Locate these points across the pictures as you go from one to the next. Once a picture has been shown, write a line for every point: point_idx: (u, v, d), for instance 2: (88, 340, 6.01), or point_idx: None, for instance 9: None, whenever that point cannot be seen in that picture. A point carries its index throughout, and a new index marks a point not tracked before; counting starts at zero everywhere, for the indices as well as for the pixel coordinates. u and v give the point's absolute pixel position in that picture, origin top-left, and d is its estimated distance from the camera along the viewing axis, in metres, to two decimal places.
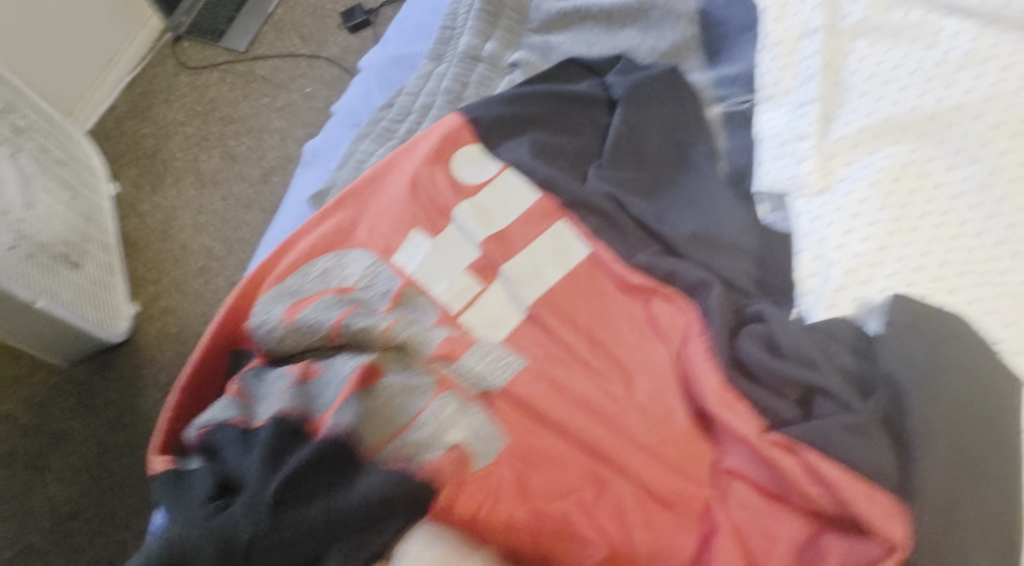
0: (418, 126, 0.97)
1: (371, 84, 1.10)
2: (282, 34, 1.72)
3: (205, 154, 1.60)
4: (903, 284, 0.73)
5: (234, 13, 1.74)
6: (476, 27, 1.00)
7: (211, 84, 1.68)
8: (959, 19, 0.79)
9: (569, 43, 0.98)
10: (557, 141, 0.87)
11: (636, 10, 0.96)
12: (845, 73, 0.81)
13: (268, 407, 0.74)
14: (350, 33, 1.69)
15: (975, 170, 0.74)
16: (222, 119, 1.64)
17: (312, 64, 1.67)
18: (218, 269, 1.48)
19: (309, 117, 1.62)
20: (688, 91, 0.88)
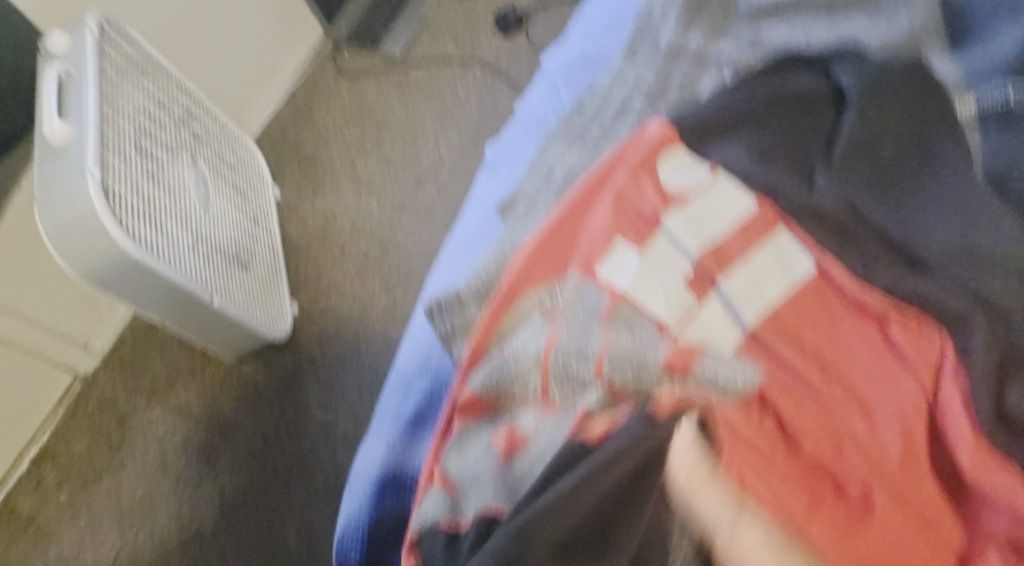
0: (614, 129, 0.92)
1: (558, 86, 1.05)
2: (436, 39, 1.79)
3: (361, 159, 1.66)
4: None
5: (390, 16, 1.78)
6: (678, 17, 0.92)
7: (368, 89, 1.73)
8: None
9: (784, 34, 0.89)
10: (775, 139, 0.81)
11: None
12: None
13: (485, 488, 0.72)
14: (503, 38, 1.77)
15: None
16: (378, 125, 1.70)
17: (465, 70, 1.75)
18: (370, 269, 1.55)
19: (463, 122, 1.69)
20: (930, 81, 0.80)
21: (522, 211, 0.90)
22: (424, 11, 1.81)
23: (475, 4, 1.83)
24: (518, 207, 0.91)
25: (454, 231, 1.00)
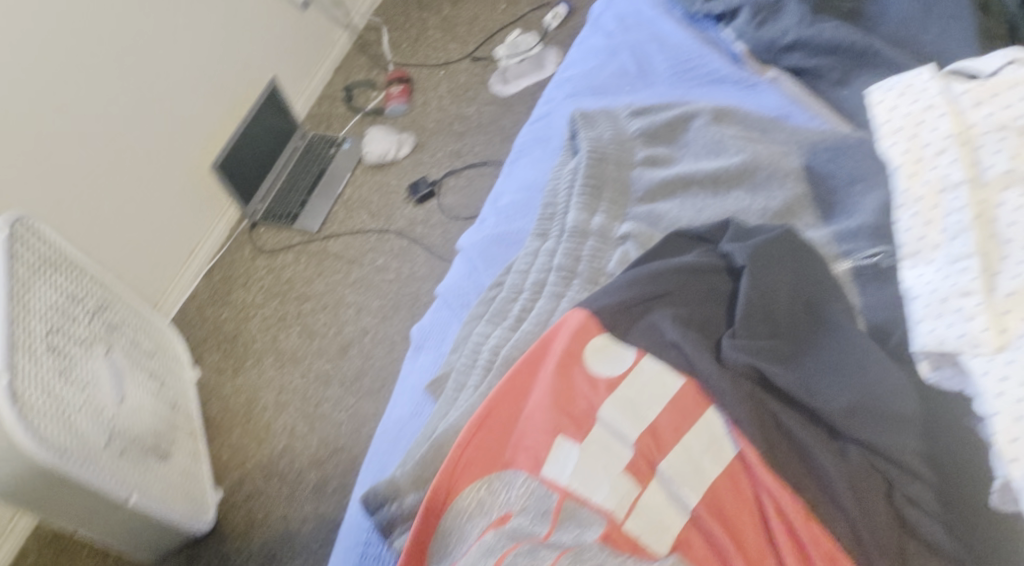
0: (533, 304, 0.94)
1: (475, 264, 1.06)
2: (352, 212, 1.89)
3: (283, 333, 1.73)
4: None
5: (305, 196, 1.92)
6: (580, 202, 0.99)
7: (286, 265, 1.83)
8: None
9: (677, 210, 0.98)
10: (687, 313, 0.86)
11: (741, 172, 0.98)
12: (1000, 224, 0.75)
13: None
14: (415, 204, 1.86)
15: None
16: (298, 298, 1.78)
17: (381, 237, 1.82)
18: (300, 446, 1.55)
19: (381, 288, 1.74)
20: (808, 249, 0.87)
21: (454, 393, 0.91)
22: (340, 190, 1.92)
23: (388, 178, 1.93)
24: (450, 387, 0.91)
25: (381, 422, 0.99)
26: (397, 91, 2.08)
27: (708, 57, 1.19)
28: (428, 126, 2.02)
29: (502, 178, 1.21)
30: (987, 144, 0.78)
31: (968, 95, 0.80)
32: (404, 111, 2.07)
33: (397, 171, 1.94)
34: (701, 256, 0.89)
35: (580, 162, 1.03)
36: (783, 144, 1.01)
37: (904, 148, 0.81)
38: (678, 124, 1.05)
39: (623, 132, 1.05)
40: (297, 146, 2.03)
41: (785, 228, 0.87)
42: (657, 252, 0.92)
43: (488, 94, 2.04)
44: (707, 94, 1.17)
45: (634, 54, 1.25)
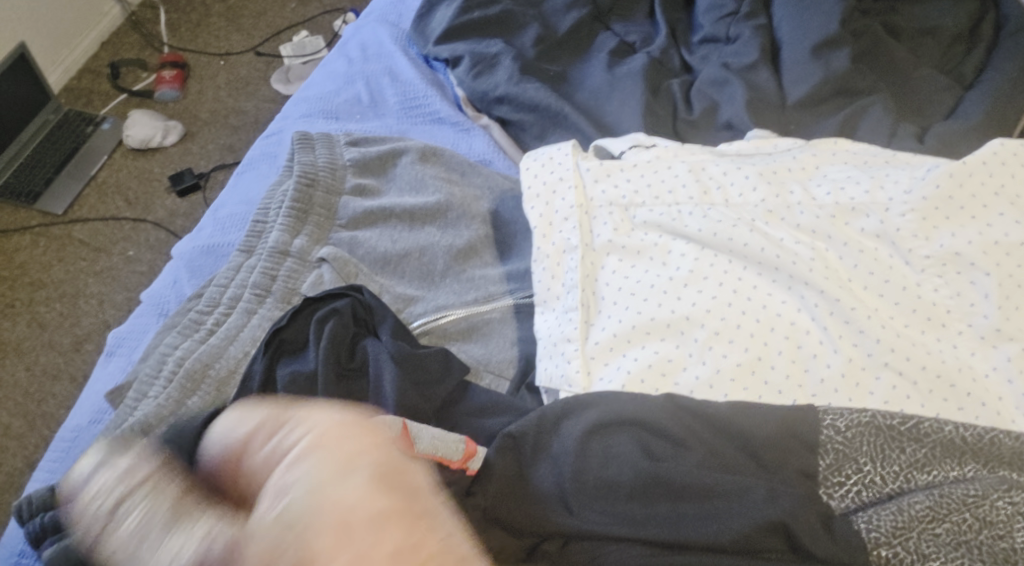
0: (226, 319, 0.95)
1: (180, 274, 1.09)
2: (106, 197, 1.94)
3: (10, 321, 1.75)
4: (704, 359, 0.73)
5: (53, 174, 1.94)
6: (284, 223, 1.00)
7: (22, 248, 1.86)
8: (686, 243, 0.77)
9: (375, 239, 1.01)
10: (401, 343, 0.90)
11: (434, 211, 1.02)
12: (600, 283, 0.78)
13: None
14: (179, 196, 1.94)
15: (705, 369, 0.72)
16: (32, 284, 1.81)
17: (137, 226, 1.89)
18: (14, 446, 1.59)
19: (130, 279, 1.81)
20: (497, 306, 0.96)
21: (131, 403, 0.92)
22: (93, 172, 1.96)
23: (152, 165, 2.00)
24: (129, 397, 0.92)
25: (63, 425, 1.02)
26: (170, 75, 2.13)
27: (431, 97, 1.22)
28: (201, 116, 2.11)
29: (224, 190, 1.20)
30: (600, 217, 0.80)
31: (591, 169, 0.82)
32: (175, 97, 2.13)
33: (161, 159, 2.01)
34: (397, 304, 0.97)
35: (291, 185, 1.03)
36: (477, 188, 1.06)
37: (539, 212, 0.81)
38: (388, 159, 1.08)
39: (337, 159, 1.06)
40: (48, 119, 2.01)
41: (478, 297, 0.97)
42: (359, 309, 0.92)
43: (269, 91, 2.17)
44: (424, 133, 1.20)
45: (368, 85, 1.26)
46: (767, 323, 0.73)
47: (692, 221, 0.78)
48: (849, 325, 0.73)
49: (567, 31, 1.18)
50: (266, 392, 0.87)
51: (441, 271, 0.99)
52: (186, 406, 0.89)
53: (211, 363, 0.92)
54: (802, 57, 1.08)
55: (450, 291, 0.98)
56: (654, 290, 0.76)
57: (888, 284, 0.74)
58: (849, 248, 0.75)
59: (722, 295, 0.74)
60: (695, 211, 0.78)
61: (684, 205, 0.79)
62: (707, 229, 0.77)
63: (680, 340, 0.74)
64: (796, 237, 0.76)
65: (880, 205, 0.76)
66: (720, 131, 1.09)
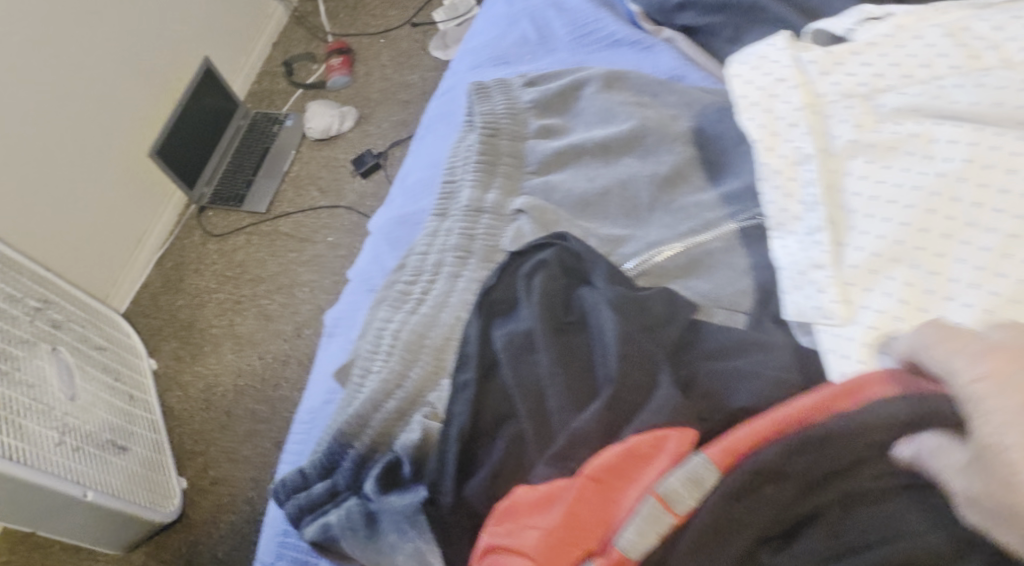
0: (433, 287, 0.89)
1: (380, 248, 1.04)
2: (301, 190, 1.96)
3: (239, 316, 1.78)
4: (998, 272, 0.65)
5: (251, 176, 1.97)
6: (473, 179, 0.93)
7: (238, 248, 1.89)
8: (954, 126, 0.69)
9: (569, 181, 0.92)
10: (619, 289, 0.81)
11: (630, 140, 0.93)
12: (847, 194, 0.71)
13: (412, 494, 0.77)
14: (363, 178, 1.94)
15: (1005, 282, 0.65)
16: (253, 280, 1.83)
17: (333, 213, 1.90)
18: (265, 430, 1.60)
19: (335, 265, 1.82)
20: (725, 233, 0.86)
21: (358, 379, 0.85)
22: (286, 168, 1.99)
23: (336, 152, 2.01)
24: (354, 374, 0.86)
25: (299, 410, 1.00)
26: (338, 62, 2.13)
27: (605, 21, 1.12)
28: (372, 97, 2.10)
29: (409, 158, 1.15)
30: (835, 115, 0.73)
31: (815, 61, 0.75)
32: (347, 83, 2.13)
33: (344, 145, 2.02)
34: (604, 246, 0.88)
35: (473, 138, 0.96)
36: (673, 107, 0.96)
37: (759, 122, 0.74)
38: (570, 93, 0.99)
39: (516, 103, 0.99)
40: (240, 125, 2.06)
41: (700, 228, 0.87)
42: (568, 258, 0.84)
43: (431, 60, 2.13)
44: (605, 59, 1.10)
45: (534, 22, 1.17)
46: None
47: (960, 96, 0.70)
48: None
49: None
50: (484, 355, 0.80)
51: (648, 202, 0.90)
52: (408, 378, 0.83)
53: (426, 331, 0.85)
54: None
55: (662, 225, 0.88)
56: (921, 187, 0.68)
57: None
58: None
59: (1013, 187, 0.66)
60: (960, 86, 0.70)
61: (946, 78, 0.71)
62: (979, 103, 0.69)
63: (966, 246, 0.66)
64: None
65: None
66: None
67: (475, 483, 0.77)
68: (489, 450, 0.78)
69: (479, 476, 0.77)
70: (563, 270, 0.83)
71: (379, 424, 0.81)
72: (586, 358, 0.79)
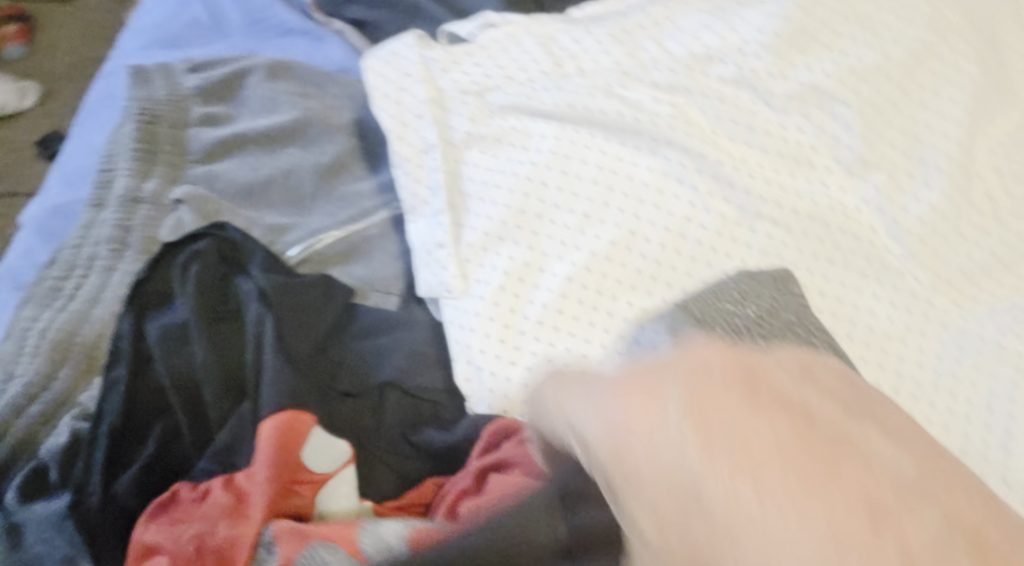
0: (86, 281, 0.87)
1: (32, 241, 0.97)
2: None
3: None
4: (573, 250, 0.72)
5: None
6: (130, 168, 0.92)
7: None
8: (545, 122, 0.75)
9: (234, 169, 0.94)
10: (276, 274, 0.85)
11: (293, 131, 0.96)
12: (466, 179, 0.75)
13: (55, 500, 0.75)
14: (48, 161, 1.82)
15: (580, 256, 0.72)
16: None
17: (12, 201, 1.77)
18: None
19: None
20: (383, 222, 0.93)
21: None
22: None
23: (13, 133, 1.86)
24: None
25: None
26: (13, 31, 1.95)
27: (278, 10, 1.16)
28: (53, 73, 1.97)
29: (68, 141, 1.09)
30: (455, 109, 0.77)
31: (437, 59, 0.79)
32: (24, 54, 1.96)
33: (22, 125, 1.87)
34: (266, 233, 0.91)
35: (129, 126, 0.95)
36: (337, 98, 1.02)
37: (390, 112, 0.77)
38: (236, 81, 1.01)
39: (178, 90, 0.98)
40: None
41: (356, 213, 0.92)
42: (225, 249, 0.86)
43: None
44: (277, 47, 1.14)
45: (206, 5, 1.18)
46: (636, 196, 0.73)
47: (549, 97, 0.76)
48: (718, 180, 0.75)
49: None
50: (139, 350, 0.80)
51: (310, 192, 0.94)
52: (56, 381, 0.81)
53: (78, 328, 0.84)
54: None
55: (323, 213, 0.93)
56: (521, 176, 0.74)
57: (753, 131, 0.77)
58: (713, 100, 0.77)
59: (594, 178, 0.74)
60: (549, 85, 0.77)
61: (538, 80, 0.77)
62: (563, 102, 0.76)
63: (551, 229, 0.73)
64: (655, 96, 0.76)
65: (735, 49, 0.78)
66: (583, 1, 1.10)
67: (121, 483, 0.76)
68: (142, 448, 0.77)
69: (126, 475, 0.76)
70: (224, 260, 0.86)
71: (21, 431, 0.79)
72: (241, 348, 0.81)
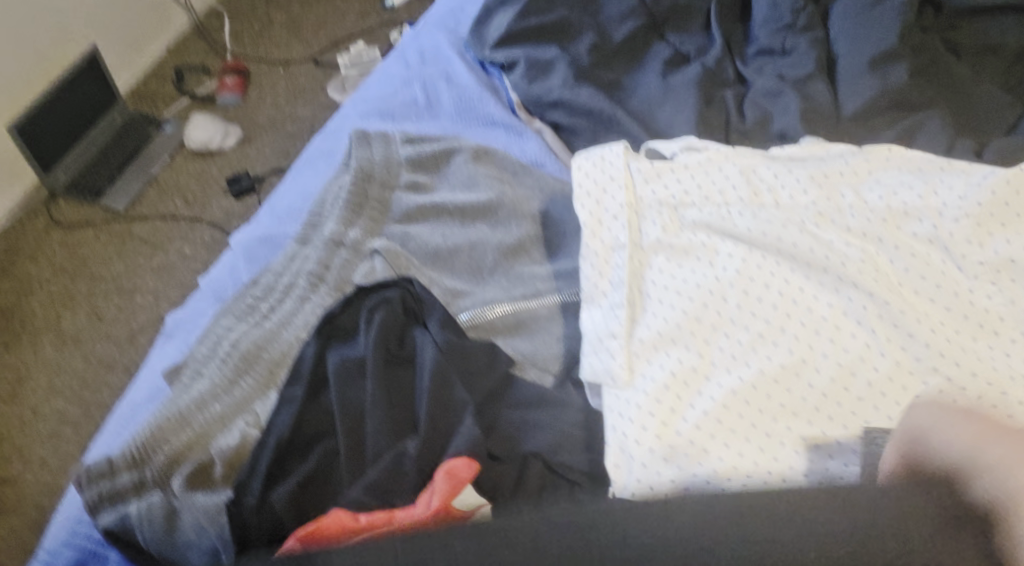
0: (280, 305, 0.97)
1: (238, 262, 1.09)
2: (165, 195, 1.99)
3: (69, 312, 1.81)
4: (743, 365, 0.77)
5: (115, 173, 2.01)
6: (340, 215, 1.02)
7: (84, 242, 1.91)
8: (733, 243, 0.82)
9: (427, 233, 1.02)
10: (452, 333, 0.91)
11: (486, 209, 1.04)
12: (647, 281, 0.81)
13: (218, 495, 0.83)
14: (234, 197, 1.98)
15: (748, 372, 0.77)
16: (90, 279, 1.86)
17: (194, 225, 1.94)
18: (68, 434, 1.63)
19: (185, 278, 1.85)
20: (550, 310, 0.98)
21: (187, 379, 0.93)
22: (154, 171, 2.03)
23: (210, 166, 2.05)
24: (186, 373, 0.94)
25: (122, 402, 1.01)
26: (231, 82, 2.19)
27: (486, 101, 1.26)
28: (258, 121, 2.16)
29: (282, 186, 1.22)
30: (648, 216, 0.84)
31: (641, 169, 0.86)
32: (236, 103, 2.19)
33: (220, 161, 2.06)
34: (443, 295, 0.98)
35: (347, 179, 1.06)
36: (529, 188, 1.09)
37: (588, 209, 0.85)
38: (443, 157, 1.10)
39: (393, 156, 1.09)
40: (115, 119, 2.09)
41: (528, 292, 0.98)
42: (409, 301, 0.94)
43: (325, 98, 2.20)
44: (479, 135, 1.24)
45: (425, 88, 1.30)
46: (813, 326, 0.78)
47: (742, 220, 0.83)
48: (899, 328, 0.77)
49: (623, 39, 1.24)
50: (317, 372, 0.89)
51: (490, 266, 1.01)
52: (238, 387, 0.89)
53: (265, 345, 0.91)
54: (859, 70, 1.13)
55: (498, 287, 0.99)
56: (702, 288, 0.80)
57: (940, 289, 0.79)
58: (902, 252, 0.80)
59: (773, 301, 0.79)
60: (744, 212, 0.83)
61: (734, 205, 0.84)
62: (756, 229, 0.82)
63: (723, 342, 0.78)
64: (846, 239, 0.80)
65: (933, 210, 0.82)
66: (773, 140, 1.15)
67: (277, 493, 0.83)
68: (301, 462, 0.86)
69: (282, 488, 0.83)
70: (405, 310, 0.93)
71: (200, 426, 0.87)
72: (407, 392, 0.88)
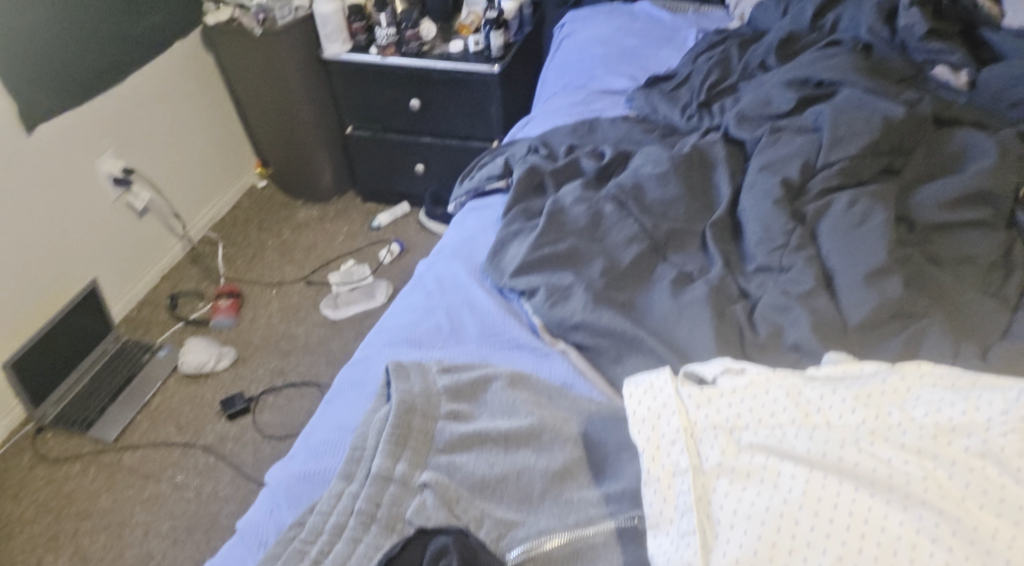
0: (330, 548, 0.99)
1: (278, 501, 1.10)
2: (156, 422, 1.99)
3: (54, 551, 1.76)
4: None
5: (105, 403, 2.00)
6: (385, 449, 1.05)
7: (70, 476, 1.88)
8: (792, 463, 0.86)
9: (472, 463, 1.05)
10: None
11: (529, 435, 1.07)
12: (714, 506, 0.87)
13: None
14: (228, 419, 1.98)
15: None
16: (77, 514, 1.82)
17: (185, 451, 1.92)
18: None
19: (177, 508, 1.82)
20: (603, 537, 0.99)
21: None
22: (145, 400, 2.02)
23: (203, 390, 2.05)
24: None
25: None
26: (225, 304, 2.22)
27: (510, 325, 1.32)
28: (252, 341, 2.18)
29: (314, 420, 1.24)
30: (705, 440, 0.90)
31: (691, 395, 0.93)
32: (229, 325, 2.20)
33: (212, 384, 2.07)
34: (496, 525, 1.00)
35: (390, 411, 1.08)
36: (567, 411, 1.12)
37: (646, 435, 0.92)
38: (479, 385, 1.14)
39: (431, 387, 1.12)
40: (107, 349, 2.12)
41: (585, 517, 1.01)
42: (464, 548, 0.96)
43: (318, 316, 2.24)
44: (506, 359, 1.28)
45: (449, 315, 1.36)
46: (889, 546, 0.81)
47: (799, 441, 0.88)
48: (973, 544, 0.81)
49: (629, 263, 1.31)
50: None
51: (539, 493, 1.03)
52: None
53: None
54: (858, 284, 1.21)
55: (551, 515, 1.01)
56: (770, 509, 0.84)
57: (1003, 502, 0.82)
58: (959, 468, 0.84)
59: (844, 520, 0.83)
60: (800, 433, 0.88)
61: (788, 427, 0.89)
62: (815, 449, 0.87)
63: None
64: (904, 457, 0.85)
65: (979, 425, 0.86)
66: (787, 352, 1.20)
67: None
68: None
69: None
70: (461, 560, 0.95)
71: None
72: None
